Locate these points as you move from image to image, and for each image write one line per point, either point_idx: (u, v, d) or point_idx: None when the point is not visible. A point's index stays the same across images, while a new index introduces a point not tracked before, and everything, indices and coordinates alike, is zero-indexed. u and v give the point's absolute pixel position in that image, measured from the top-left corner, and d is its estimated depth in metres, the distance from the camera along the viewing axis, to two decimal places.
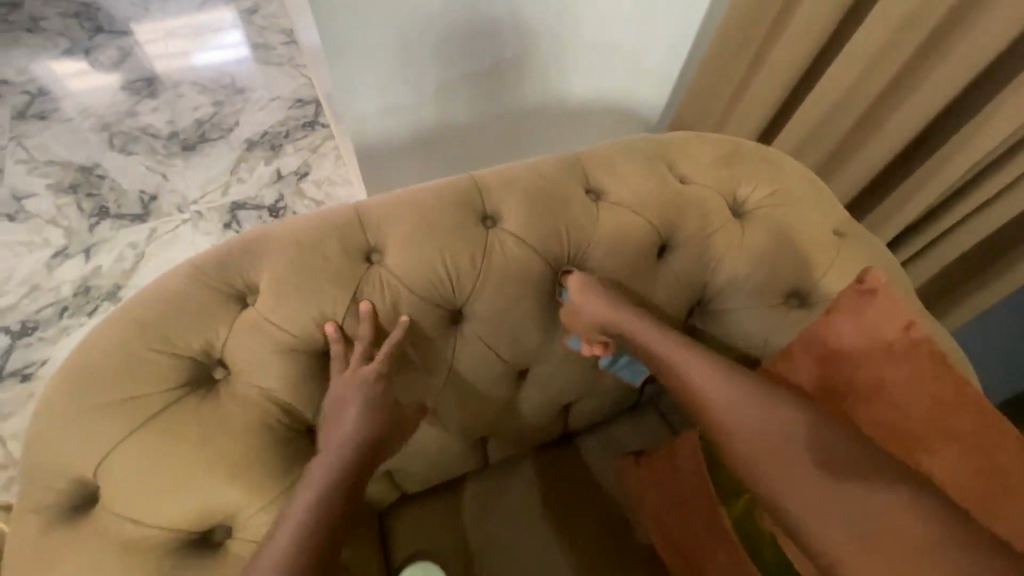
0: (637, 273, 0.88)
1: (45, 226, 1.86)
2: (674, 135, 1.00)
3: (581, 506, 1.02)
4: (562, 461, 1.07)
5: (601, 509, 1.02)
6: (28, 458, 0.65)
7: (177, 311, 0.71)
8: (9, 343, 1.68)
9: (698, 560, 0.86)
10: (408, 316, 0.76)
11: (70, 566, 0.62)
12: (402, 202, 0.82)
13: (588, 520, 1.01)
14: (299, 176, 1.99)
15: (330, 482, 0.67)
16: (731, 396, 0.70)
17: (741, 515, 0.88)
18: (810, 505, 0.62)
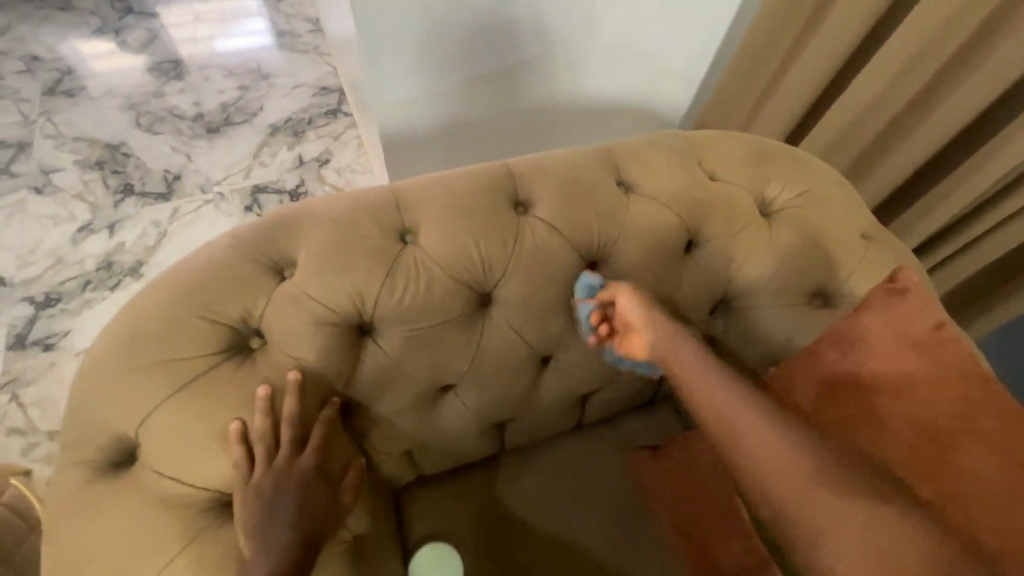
0: (663, 267, 0.89)
1: (70, 201, 1.89)
2: (705, 132, 1.01)
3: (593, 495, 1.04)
4: (578, 451, 1.08)
5: (612, 500, 1.03)
6: (72, 414, 0.68)
7: (217, 280, 0.73)
8: (32, 313, 1.71)
9: (711, 548, 0.91)
10: (440, 295, 0.78)
11: (107, 520, 0.64)
12: (437, 185, 0.84)
13: (598, 509, 1.02)
14: (321, 162, 2.02)
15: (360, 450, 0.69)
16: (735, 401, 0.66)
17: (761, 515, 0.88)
18: (820, 511, 0.57)
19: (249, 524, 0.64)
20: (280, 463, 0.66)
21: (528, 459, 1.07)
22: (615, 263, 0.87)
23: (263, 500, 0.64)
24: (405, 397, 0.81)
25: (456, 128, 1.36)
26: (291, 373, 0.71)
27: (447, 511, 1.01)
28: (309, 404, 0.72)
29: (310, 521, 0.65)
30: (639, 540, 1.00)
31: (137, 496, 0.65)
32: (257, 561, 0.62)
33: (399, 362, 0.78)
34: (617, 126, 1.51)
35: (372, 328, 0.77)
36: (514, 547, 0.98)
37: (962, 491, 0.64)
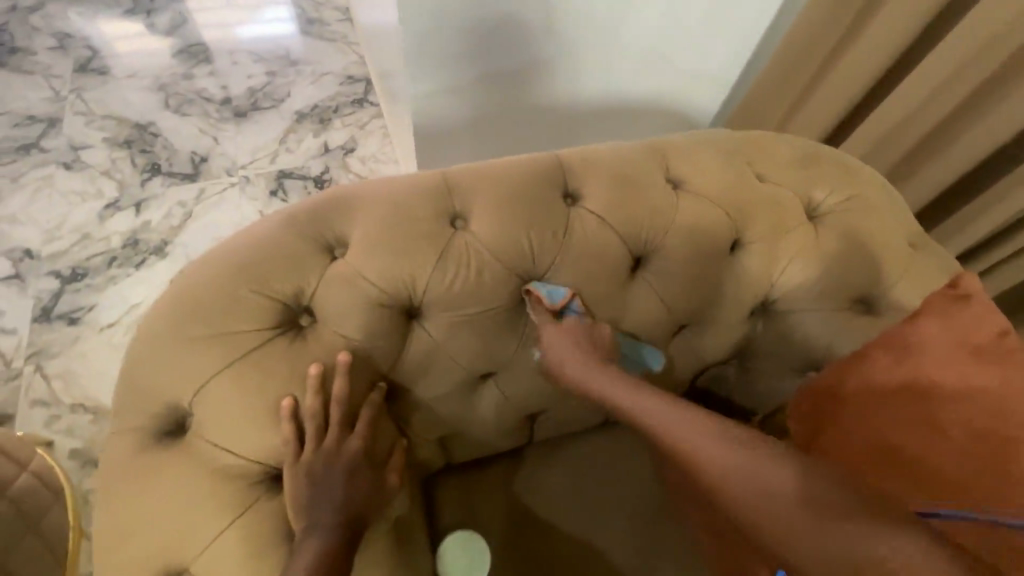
0: (709, 266, 0.89)
1: (99, 177, 1.82)
2: (756, 133, 1.01)
3: (619, 495, 1.00)
4: (602, 449, 1.04)
5: (639, 502, 1.00)
6: (130, 380, 0.69)
7: (272, 255, 0.73)
8: (58, 287, 1.65)
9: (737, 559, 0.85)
10: (490, 280, 0.78)
11: (163, 484, 0.65)
12: (489, 173, 0.84)
13: (625, 510, 0.99)
14: (345, 151, 1.95)
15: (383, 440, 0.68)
16: (700, 428, 0.70)
17: None
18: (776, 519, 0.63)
19: (300, 502, 0.64)
20: (329, 443, 0.66)
21: (551, 455, 1.03)
22: (661, 259, 0.87)
23: (314, 479, 0.64)
24: (448, 384, 0.81)
25: (474, 126, 1.25)
26: (343, 354, 0.71)
27: (470, 504, 0.98)
28: (358, 383, 0.72)
29: (359, 502, 0.66)
30: (667, 545, 0.97)
31: (189, 464, 0.65)
32: (308, 536, 0.62)
33: (444, 347, 0.78)
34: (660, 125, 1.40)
35: (420, 311, 0.77)
36: (537, 547, 0.95)
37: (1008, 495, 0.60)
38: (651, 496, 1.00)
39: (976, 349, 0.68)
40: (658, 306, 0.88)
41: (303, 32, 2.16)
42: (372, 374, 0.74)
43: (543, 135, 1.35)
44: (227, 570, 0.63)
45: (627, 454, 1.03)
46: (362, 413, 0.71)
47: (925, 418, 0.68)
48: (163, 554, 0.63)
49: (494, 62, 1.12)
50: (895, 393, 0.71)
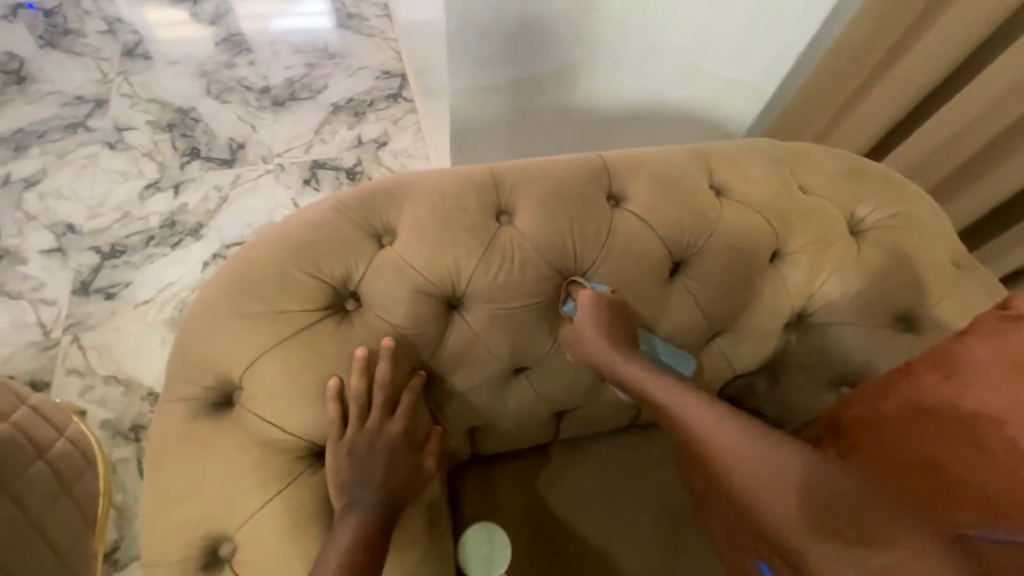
0: (748, 274, 0.89)
1: (141, 159, 1.87)
2: (802, 145, 1.01)
3: (640, 503, 0.99)
4: (624, 454, 1.03)
5: (662, 511, 0.99)
6: (184, 353, 0.71)
7: (323, 239, 0.75)
8: (97, 263, 1.69)
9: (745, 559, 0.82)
10: (532, 275, 0.79)
11: (212, 454, 0.67)
12: (535, 170, 0.85)
13: (647, 519, 0.98)
14: (379, 145, 1.97)
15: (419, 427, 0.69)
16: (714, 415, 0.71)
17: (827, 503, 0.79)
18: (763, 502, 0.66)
19: (341, 480, 0.66)
20: (370, 425, 0.68)
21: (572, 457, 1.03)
22: (701, 265, 0.87)
23: (356, 458, 0.66)
24: (483, 376, 0.82)
25: (507, 126, 1.24)
26: (387, 339, 0.72)
27: (492, 502, 0.98)
28: (400, 368, 0.74)
29: (397, 485, 0.67)
30: (688, 556, 0.96)
31: (237, 437, 0.68)
32: (349, 512, 0.64)
33: (484, 338, 0.80)
34: (697, 134, 1.40)
35: (461, 302, 0.79)
36: (558, 549, 0.94)
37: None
38: (674, 506, 0.99)
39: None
40: (694, 311, 0.88)
41: (343, 26, 2.20)
42: (414, 361, 0.76)
43: (573, 138, 1.34)
44: (268, 542, 0.65)
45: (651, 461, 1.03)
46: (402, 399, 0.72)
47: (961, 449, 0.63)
48: (208, 522, 0.66)
49: (527, 64, 1.11)
50: (941, 407, 0.68)
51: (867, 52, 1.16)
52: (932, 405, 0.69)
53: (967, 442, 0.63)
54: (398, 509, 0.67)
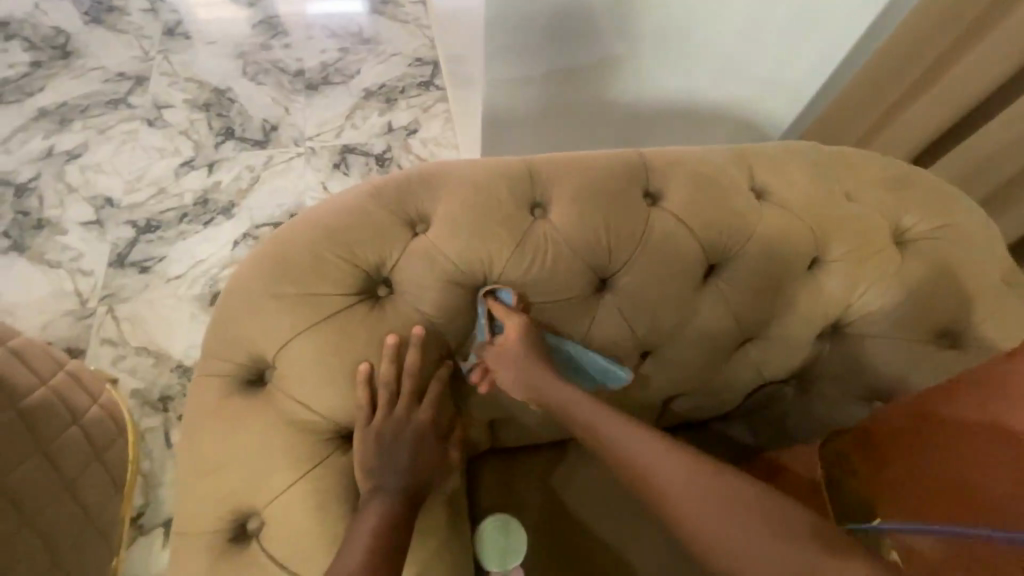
0: (783, 280, 0.87)
1: (177, 137, 1.91)
2: (847, 149, 0.98)
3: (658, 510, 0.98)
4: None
5: None
6: (219, 330, 0.73)
7: (359, 225, 0.76)
8: (133, 237, 1.74)
9: None
10: (564, 270, 0.78)
11: (243, 429, 0.68)
12: (571, 164, 0.84)
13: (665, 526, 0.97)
14: (408, 132, 1.98)
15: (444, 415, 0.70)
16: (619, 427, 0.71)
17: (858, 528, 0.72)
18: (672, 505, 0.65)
19: (368, 464, 0.67)
20: (398, 411, 0.69)
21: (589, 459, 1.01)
22: (736, 269, 0.86)
23: (384, 444, 0.67)
24: None
25: (540, 118, 1.23)
26: (418, 327, 0.72)
27: (509, 497, 0.97)
28: (429, 357, 0.74)
29: (422, 472, 0.68)
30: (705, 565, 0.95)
31: (267, 415, 0.69)
32: (374, 496, 0.65)
33: None
34: (734, 134, 1.37)
35: None
36: (574, 553, 0.94)
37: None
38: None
39: None
40: (726, 315, 0.87)
41: (378, 12, 2.20)
42: (442, 350, 0.77)
43: (605, 134, 1.32)
44: (294, 519, 0.66)
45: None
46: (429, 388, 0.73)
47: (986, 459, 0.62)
48: (236, 496, 0.67)
49: (566, 54, 1.09)
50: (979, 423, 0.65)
51: (921, 55, 1.11)
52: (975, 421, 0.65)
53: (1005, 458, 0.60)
54: (421, 497, 0.68)
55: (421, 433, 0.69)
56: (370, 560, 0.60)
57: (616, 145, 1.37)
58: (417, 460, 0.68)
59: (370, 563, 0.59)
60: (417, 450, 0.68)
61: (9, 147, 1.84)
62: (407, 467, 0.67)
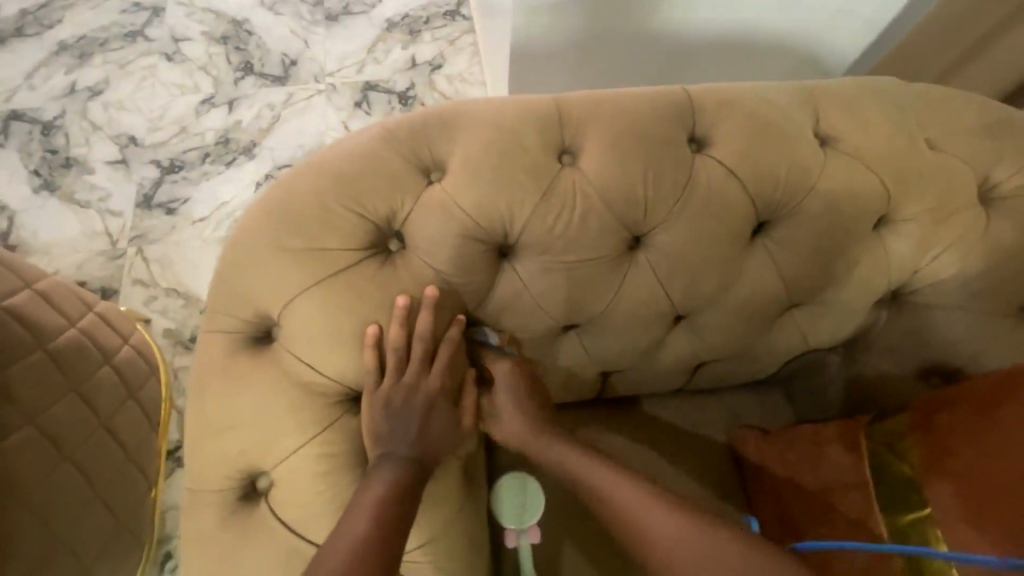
0: (844, 241, 0.77)
1: (197, 72, 1.83)
2: (933, 86, 0.84)
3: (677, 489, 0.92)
4: (667, 431, 0.96)
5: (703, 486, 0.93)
6: (223, 283, 0.69)
7: (369, 172, 0.69)
8: (158, 176, 1.71)
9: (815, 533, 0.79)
10: (593, 227, 0.71)
11: (249, 388, 0.66)
12: (607, 104, 0.74)
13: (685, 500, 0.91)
14: (433, 67, 1.84)
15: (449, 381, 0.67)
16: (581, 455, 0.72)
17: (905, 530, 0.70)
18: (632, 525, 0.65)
19: (377, 431, 0.64)
20: (408, 378, 0.65)
21: (608, 427, 0.95)
22: (788, 227, 0.76)
23: (394, 412, 0.64)
24: (529, 329, 0.76)
25: (579, 48, 1.09)
26: (430, 289, 0.67)
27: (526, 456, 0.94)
28: (443, 319, 0.69)
29: (432, 440, 0.66)
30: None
31: (274, 375, 0.66)
32: (381, 464, 0.63)
33: (531, 293, 0.73)
34: (797, 68, 1.21)
35: (511, 250, 0.72)
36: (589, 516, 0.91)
37: None
38: (718, 492, 0.92)
39: None
40: (774, 277, 0.78)
41: None
42: (457, 309, 0.71)
43: (651, 67, 1.18)
44: (303, 482, 0.64)
45: (697, 439, 0.96)
46: (440, 350, 0.68)
47: None
48: (246, 455, 0.65)
49: None
50: None
51: None
52: None
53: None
54: (429, 470, 0.65)
55: (428, 402, 0.65)
56: (375, 531, 0.57)
57: (662, 81, 1.22)
58: (426, 430, 0.65)
59: (375, 534, 0.57)
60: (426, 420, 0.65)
61: (32, 83, 1.80)
62: (415, 438, 0.64)
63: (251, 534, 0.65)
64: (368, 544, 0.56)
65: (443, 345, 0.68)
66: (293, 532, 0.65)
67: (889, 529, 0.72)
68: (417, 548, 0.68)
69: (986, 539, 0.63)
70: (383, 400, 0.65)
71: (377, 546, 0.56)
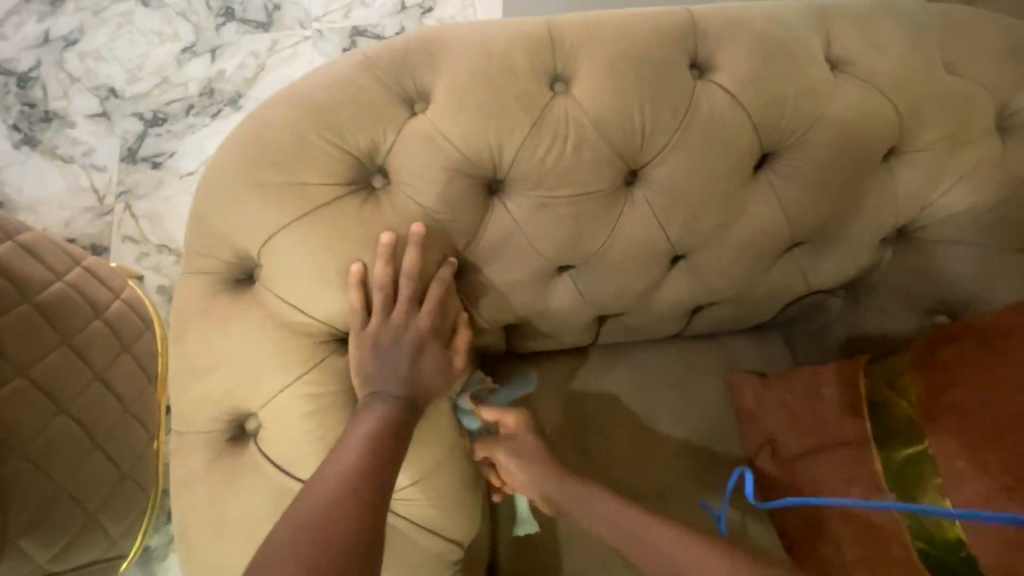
0: (853, 174, 0.73)
1: (175, 18, 1.72)
2: (955, 9, 0.78)
3: (672, 430, 0.92)
4: (663, 376, 0.95)
5: (699, 429, 0.93)
6: (202, 222, 0.66)
7: (349, 103, 0.65)
8: (141, 130, 1.64)
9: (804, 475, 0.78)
10: (588, 160, 0.67)
11: (233, 330, 0.64)
12: (604, 26, 0.69)
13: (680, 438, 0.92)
14: (424, 11, 1.74)
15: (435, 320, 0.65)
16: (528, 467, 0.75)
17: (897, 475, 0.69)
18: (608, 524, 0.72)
19: (368, 370, 0.63)
20: (396, 318, 0.63)
21: (603, 372, 0.95)
22: (792, 159, 0.72)
23: (385, 350, 0.63)
24: (521, 271, 0.73)
25: None
26: (417, 225, 0.64)
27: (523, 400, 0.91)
28: (432, 257, 0.66)
29: (423, 380, 0.64)
30: (722, 480, 0.90)
31: (256, 317, 0.64)
32: (370, 402, 0.62)
33: (522, 232, 0.70)
34: None
35: (502, 187, 0.69)
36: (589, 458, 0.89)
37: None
38: (711, 433, 0.93)
39: None
40: (777, 215, 0.75)
41: None
42: (450, 247, 0.68)
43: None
44: (292, 422, 0.63)
45: (692, 382, 0.95)
46: (430, 287, 0.65)
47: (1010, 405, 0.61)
48: (233, 397, 0.64)
49: None
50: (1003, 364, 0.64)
51: None
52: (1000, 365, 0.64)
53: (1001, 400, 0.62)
54: (418, 411, 0.63)
55: (415, 342, 0.63)
56: (368, 464, 0.57)
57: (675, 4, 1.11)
58: (414, 370, 0.63)
59: (368, 468, 0.57)
60: (412, 357, 0.63)
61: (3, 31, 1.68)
62: (403, 377, 0.62)
63: (241, 475, 0.65)
64: (354, 476, 0.56)
65: (432, 282, 0.65)
66: (283, 473, 0.64)
67: (884, 465, 0.71)
68: (411, 484, 0.67)
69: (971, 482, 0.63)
70: (371, 341, 0.63)
71: (370, 479, 0.56)
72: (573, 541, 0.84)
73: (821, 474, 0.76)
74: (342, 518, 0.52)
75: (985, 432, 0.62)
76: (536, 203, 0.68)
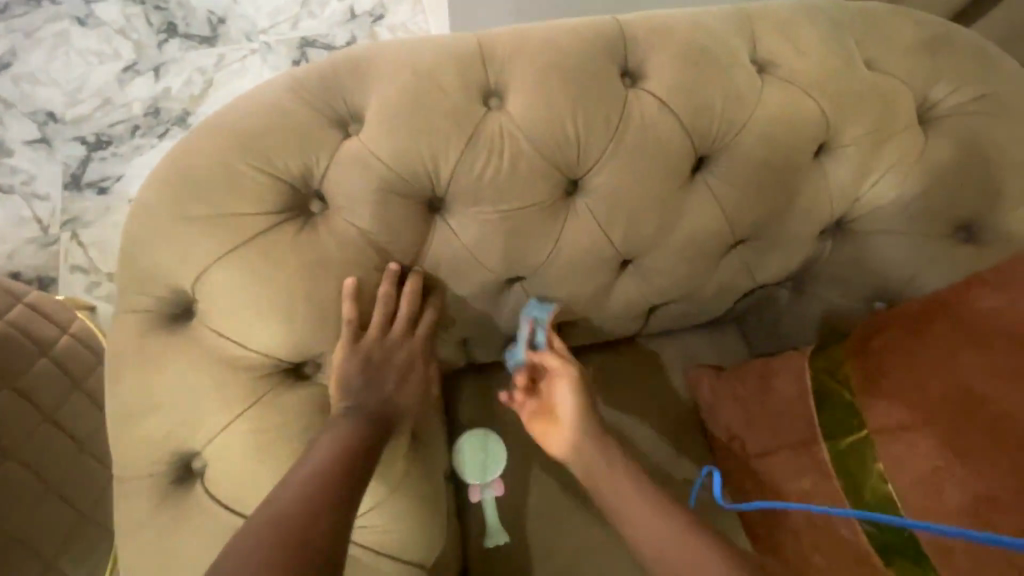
0: (787, 171, 0.75)
1: (114, 36, 1.66)
2: (875, 7, 0.81)
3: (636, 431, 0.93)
4: (622, 376, 0.96)
5: (662, 428, 0.94)
6: (131, 258, 0.64)
7: (281, 128, 0.64)
8: (83, 155, 1.57)
9: (764, 468, 0.79)
10: (525, 173, 0.67)
11: (171, 370, 0.63)
12: (534, 39, 0.69)
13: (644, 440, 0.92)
14: (374, 19, 1.72)
15: (411, 342, 0.67)
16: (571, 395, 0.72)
17: (842, 465, 0.71)
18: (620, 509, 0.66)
19: (342, 384, 0.63)
20: (372, 339, 0.65)
21: None
22: (728, 159, 0.74)
23: (361, 369, 0.64)
24: (468, 287, 0.73)
25: None
26: (391, 264, 0.66)
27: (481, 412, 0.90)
28: (372, 281, 0.66)
29: (395, 397, 0.66)
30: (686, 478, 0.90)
31: (194, 355, 0.63)
32: (340, 417, 0.61)
33: (464, 247, 0.70)
34: None
35: (442, 204, 0.69)
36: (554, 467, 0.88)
37: (949, 462, 0.62)
38: (673, 431, 0.94)
39: (994, 320, 0.63)
40: (717, 215, 0.76)
41: None
42: (414, 268, 0.69)
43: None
44: (236, 459, 0.62)
45: (651, 380, 0.97)
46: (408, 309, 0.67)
47: (929, 389, 0.65)
48: (176, 438, 0.63)
49: None
50: (917, 350, 0.68)
51: None
52: (917, 350, 0.68)
53: (919, 385, 0.66)
54: (389, 428, 0.64)
55: (389, 360, 0.66)
56: (337, 464, 0.57)
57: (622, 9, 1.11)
58: (387, 388, 0.65)
59: (329, 487, 0.55)
60: (387, 376, 0.65)
61: None
62: (374, 394, 0.64)
63: (190, 516, 0.63)
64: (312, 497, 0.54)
65: (408, 307, 0.67)
66: (232, 513, 0.62)
67: (831, 452, 0.72)
68: (367, 512, 0.67)
69: (903, 473, 0.65)
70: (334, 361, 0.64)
71: (339, 479, 0.56)
72: (542, 551, 0.84)
73: (777, 465, 0.78)
74: (308, 517, 0.53)
75: (923, 414, 0.65)
76: (474, 217, 0.68)
